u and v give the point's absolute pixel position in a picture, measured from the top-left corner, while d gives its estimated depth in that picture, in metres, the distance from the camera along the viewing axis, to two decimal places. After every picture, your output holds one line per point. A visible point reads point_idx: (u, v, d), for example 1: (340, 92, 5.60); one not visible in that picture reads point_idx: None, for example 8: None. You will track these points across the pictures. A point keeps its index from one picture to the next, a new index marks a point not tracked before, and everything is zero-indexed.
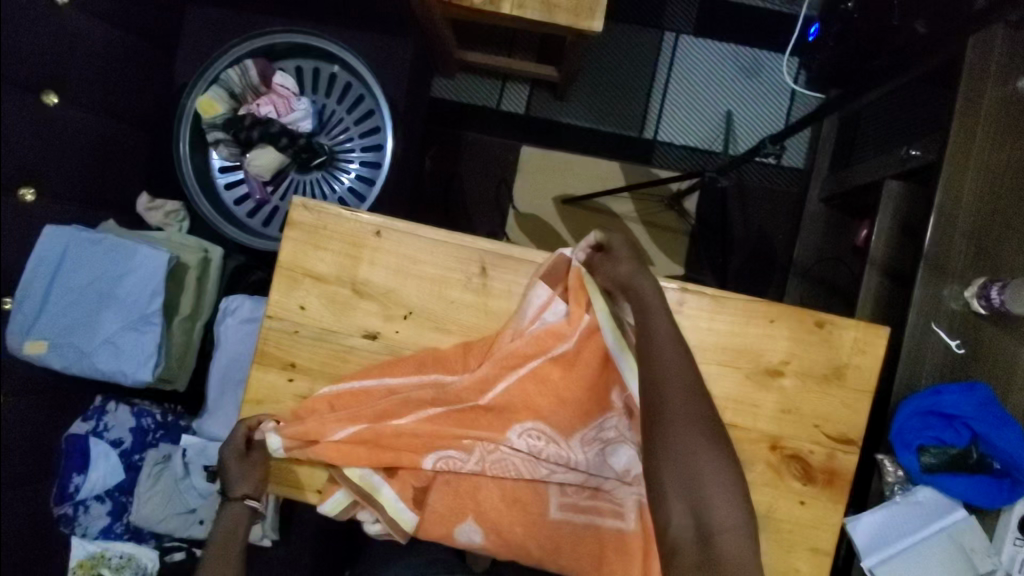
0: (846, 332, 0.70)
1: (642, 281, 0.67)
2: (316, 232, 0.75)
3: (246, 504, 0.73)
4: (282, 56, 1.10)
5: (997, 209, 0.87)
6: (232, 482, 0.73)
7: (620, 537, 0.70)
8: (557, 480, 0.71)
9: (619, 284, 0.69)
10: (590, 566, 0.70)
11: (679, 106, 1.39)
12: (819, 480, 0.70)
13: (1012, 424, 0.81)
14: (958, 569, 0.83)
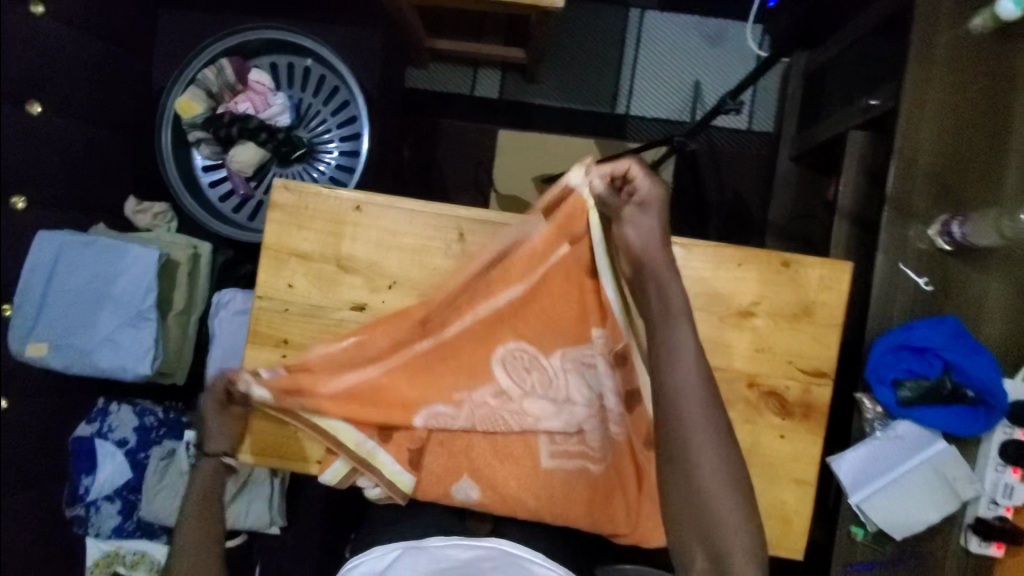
0: (813, 270, 0.73)
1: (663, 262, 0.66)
2: (298, 213, 0.78)
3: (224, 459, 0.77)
4: (256, 53, 1.12)
5: (956, 149, 0.90)
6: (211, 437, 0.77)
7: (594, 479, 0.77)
8: (544, 429, 0.76)
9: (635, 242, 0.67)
10: (579, 509, 0.77)
11: (648, 79, 1.43)
12: (797, 414, 0.73)
13: (980, 352, 0.85)
14: (940, 496, 0.87)
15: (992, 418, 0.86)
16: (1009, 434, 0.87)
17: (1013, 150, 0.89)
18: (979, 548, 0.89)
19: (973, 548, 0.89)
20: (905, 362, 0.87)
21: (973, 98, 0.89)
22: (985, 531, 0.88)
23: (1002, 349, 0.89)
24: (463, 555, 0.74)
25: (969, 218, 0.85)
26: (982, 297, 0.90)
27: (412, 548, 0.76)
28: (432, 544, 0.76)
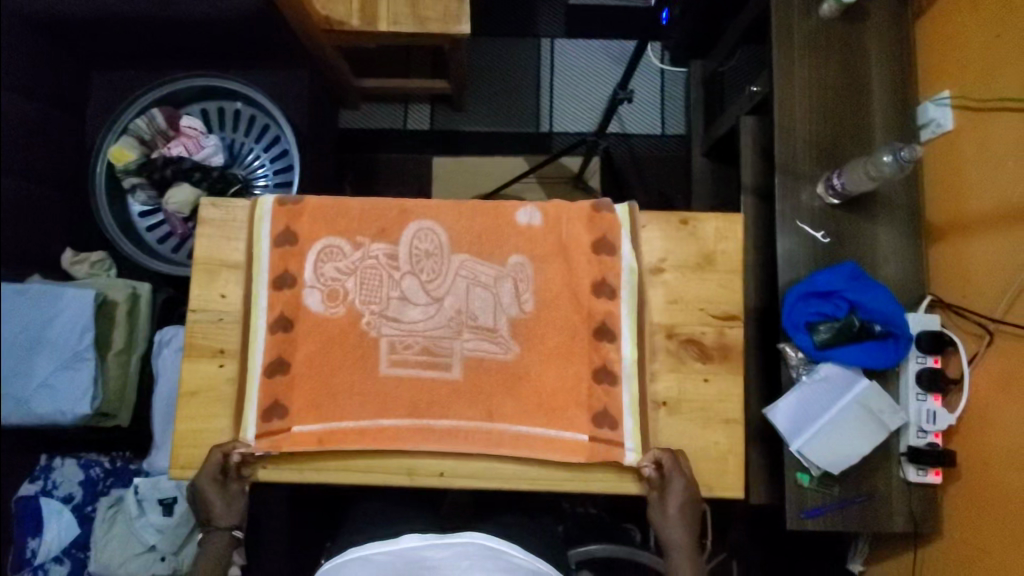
0: (708, 224, 0.83)
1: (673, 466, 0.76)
2: (225, 225, 0.84)
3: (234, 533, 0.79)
4: (187, 102, 1.19)
5: (829, 116, 1.01)
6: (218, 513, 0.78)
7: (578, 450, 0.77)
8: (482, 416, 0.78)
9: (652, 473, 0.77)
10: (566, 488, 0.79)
11: (567, 98, 1.48)
12: (715, 356, 0.81)
13: (877, 289, 0.94)
14: (870, 429, 0.92)
15: (900, 349, 0.93)
16: (921, 362, 0.95)
17: (876, 113, 1.01)
18: (917, 476, 0.94)
19: (912, 478, 0.95)
20: (814, 306, 0.94)
21: (833, 72, 1.01)
22: (918, 457, 0.93)
23: (901, 286, 0.99)
24: (438, 554, 0.69)
25: (843, 170, 0.95)
26: (873, 243, 0.99)
27: (384, 553, 0.70)
28: (409, 544, 0.71)
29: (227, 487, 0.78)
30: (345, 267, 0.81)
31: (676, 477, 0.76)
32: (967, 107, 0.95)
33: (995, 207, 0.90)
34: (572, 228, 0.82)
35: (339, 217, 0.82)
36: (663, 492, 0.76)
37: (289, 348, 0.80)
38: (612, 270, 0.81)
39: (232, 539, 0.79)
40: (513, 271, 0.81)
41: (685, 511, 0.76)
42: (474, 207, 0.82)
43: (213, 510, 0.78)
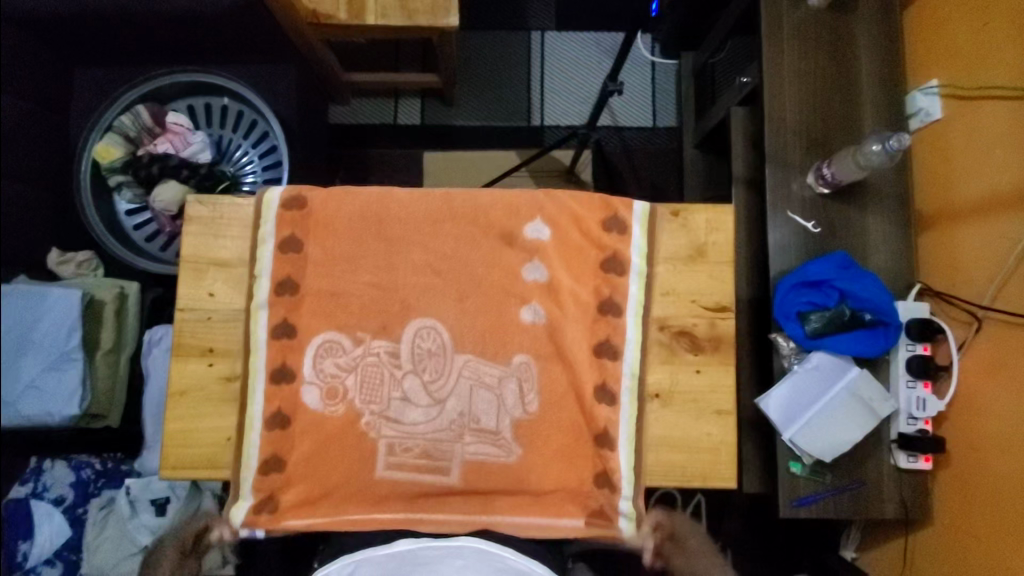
0: (699, 216, 0.83)
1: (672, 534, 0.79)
2: (214, 223, 0.83)
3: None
4: (172, 99, 1.17)
5: (820, 107, 1.01)
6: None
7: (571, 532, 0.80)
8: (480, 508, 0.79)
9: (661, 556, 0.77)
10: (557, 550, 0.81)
11: (558, 91, 1.47)
12: (707, 347, 0.81)
13: (867, 277, 0.94)
14: (861, 417, 0.92)
15: (891, 337, 0.93)
16: (911, 349, 0.96)
17: (865, 103, 1.01)
18: (908, 463, 0.95)
19: (903, 465, 0.95)
20: (805, 296, 0.94)
21: (822, 62, 1.01)
22: (909, 445, 0.94)
23: (890, 275, 1.00)
24: (432, 553, 0.70)
25: (833, 160, 0.96)
26: (863, 233, 1.00)
27: (380, 556, 0.70)
28: (403, 547, 0.71)
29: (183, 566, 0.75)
30: (345, 363, 0.80)
31: (680, 521, 0.78)
32: (956, 96, 0.96)
33: (984, 196, 0.90)
34: (581, 322, 0.81)
35: (339, 312, 0.80)
36: (680, 544, 0.76)
37: (285, 443, 0.79)
38: (614, 374, 0.80)
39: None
40: (518, 370, 0.79)
41: (705, 544, 0.76)
42: (479, 303, 0.80)
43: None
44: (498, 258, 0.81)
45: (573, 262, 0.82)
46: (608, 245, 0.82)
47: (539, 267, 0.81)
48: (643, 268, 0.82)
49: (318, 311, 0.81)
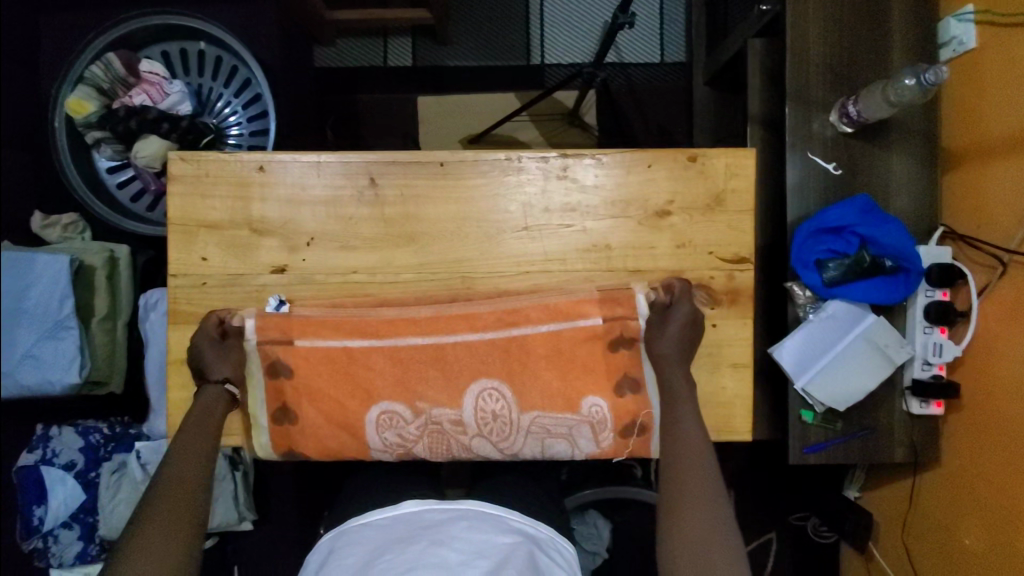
0: (717, 161, 0.78)
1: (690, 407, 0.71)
2: (199, 181, 0.78)
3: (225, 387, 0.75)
4: (143, 45, 1.08)
5: (845, 38, 0.93)
6: (210, 364, 0.75)
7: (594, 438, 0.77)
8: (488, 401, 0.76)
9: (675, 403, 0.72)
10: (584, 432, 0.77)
11: (559, 25, 1.36)
12: (724, 301, 0.78)
13: (888, 222, 0.90)
14: (877, 365, 0.91)
15: (912, 284, 0.90)
16: (930, 295, 0.93)
17: (894, 29, 0.94)
18: (920, 409, 0.94)
19: (915, 410, 0.95)
20: (824, 243, 0.91)
21: None
22: (922, 391, 0.93)
23: (912, 218, 0.96)
24: (437, 516, 0.67)
25: (860, 96, 0.89)
26: (886, 175, 0.95)
27: (388, 517, 0.69)
28: (408, 509, 0.69)
29: (224, 345, 0.76)
30: (351, 303, 0.77)
31: (682, 301, 0.75)
32: (991, 23, 0.88)
33: (1017, 132, 0.85)
34: (591, 366, 0.76)
35: (323, 324, 0.76)
36: (662, 315, 0.75)
37: (293, 404, 0.77)
38: (641, 408, 0.76)
39: (226, 393, 0.75)
40: (590, 417, 0.76)
41: (685, 330, 0.74)
42: (484, 259, 0.78)
43: (206, 364, 0.74)
44: (501, 213, 0.78)
45: (583, 215, 0.78)
46: (619, 196, 0.78)
47: (547, 217, 0.78)
48: (656, 219, 0.78)
49: (309, 329, 0.76)
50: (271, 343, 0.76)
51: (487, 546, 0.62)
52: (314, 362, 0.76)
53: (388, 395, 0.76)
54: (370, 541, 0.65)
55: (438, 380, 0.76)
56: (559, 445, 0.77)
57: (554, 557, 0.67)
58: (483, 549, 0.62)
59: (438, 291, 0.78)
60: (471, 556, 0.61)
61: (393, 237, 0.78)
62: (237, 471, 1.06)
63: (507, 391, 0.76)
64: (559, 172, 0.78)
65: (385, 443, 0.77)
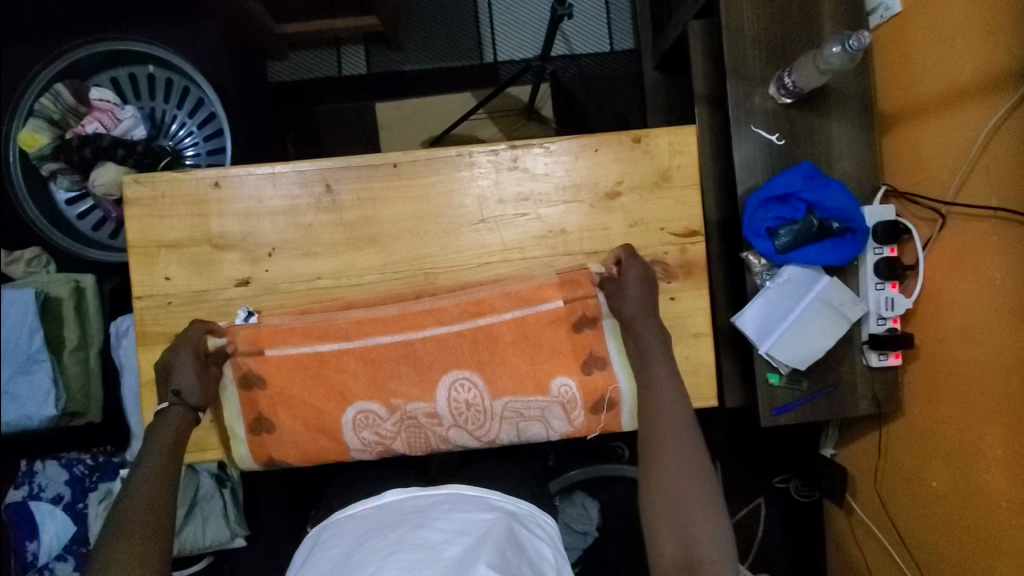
0: (661, 140, 0.81)
1: (660, 368, 0.73)
2: (155, 202, 0.79)
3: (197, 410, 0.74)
4: (92, 72, 1.07)
5: (777, 13, 0.96)
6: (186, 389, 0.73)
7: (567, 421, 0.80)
8: (462, 393, 0.78)
9: (638, 374, 0.75)
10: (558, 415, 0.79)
11: (508, 22, 1.38)
12: (680, 274, 0.81)
13: (832, 186, 0.93)
14: (834, 324, 0.95)
15: (859, 243, 0.94)
16: (878, 252, 0.97)
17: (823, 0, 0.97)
18: (879, 361, 0.98)
19: (874, 363, 0.99)
20: (774, 212, 0.94)
21: None
22: (879, 344, 0.97)
23: (856, 180, 1.00)
24: (418, 502, 0.69)
25: (794, 67, 0.93)
26: (827, 141, 0.99)
27: (371, 508, 0.70)
28: (392, 499, 0.71)
29: (206, 369, 0.76)
30: (319, 307, 0.79)
31: (632, 264, 0.76)
32: None
33: (945, 90, 0.89)
34: (558, 348, 0.79)
35: (292, 332, 0.77)
36: (619, 283, 0.76)
37: (270, 413, 0.79)
38: (608, 383, 0.79)
39: (192, 417, 0.74)
40: (561, 397, 0.79)
41: (644, 289, 0.76)
42: (445, 254, 0.80)
43: (184, 384, 0.73)
44: (457, 208, 0.80)
45: (537, 203, 0.80)
46: (570, 182, 0.81)
47: (503, 209, 0.80)
48: (607, 201, 0.81)
49: (278, 339, 0.77)
50: (245, 352, 0.77)
51: (468, 524, 0.64)
52: (287, 369, 0.78)
53: (362, 396, 0.78)
54: (353, 532, 0.66)
55: (411, 375, 0.78)
56: (533, 427, 0.80)
57: (535, 532, 0.69)
58: (463, 527, 0.63)
59: (403, 289, 0.80)
60: (453, 534, 0.62)
61: (355, 240, 0.80)
62: (225, 489, 1.06)
63: (479, 378, 0.78)
64: (510, 163, 0.80)
65: (363, 442, 0.79)
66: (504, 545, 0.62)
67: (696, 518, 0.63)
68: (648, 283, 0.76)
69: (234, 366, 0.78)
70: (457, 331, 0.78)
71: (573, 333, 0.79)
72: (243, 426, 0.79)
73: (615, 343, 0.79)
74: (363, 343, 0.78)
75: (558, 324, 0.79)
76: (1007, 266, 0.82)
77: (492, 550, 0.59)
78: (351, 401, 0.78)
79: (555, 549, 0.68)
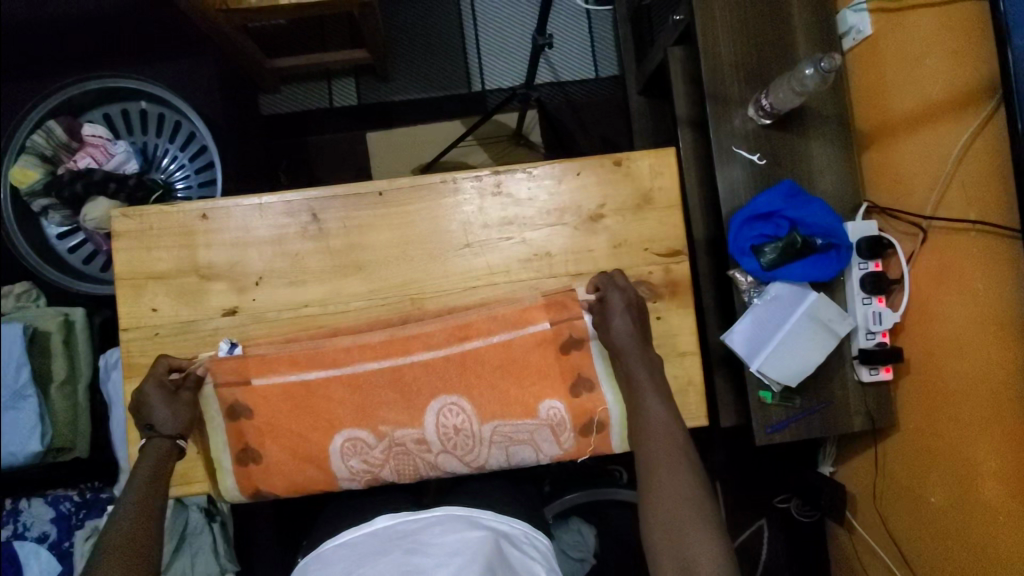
0: (642, 162, 0.83)
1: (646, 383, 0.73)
2: (143, 234, 0.80)
3: (175, 442, 0.75)
4: (87, 109, 1.09)
5: (752, 37, 0.99)
6: (159, 419, 0.74)
7: (557, 446, 0.79)
8: (450, 419, 0.78)
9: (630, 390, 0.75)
10: (548, 438, 0.79)
11: (494, 52, 1.42)
12: (665, 293, 0.82)
13: (813, 204, 0.95)
14: (823, 339, 0.95)
15: (843, 259, 0.95)
16: (863, 268, 0.97)
17: (796, 26, 1.00)
18: (870, 376, 0.98)
19: (866, 378, 0.99)
20: (757, 230, 0.96)
21: None
22: (869, 359, 0.97)
23: (838, 197, 1.01)
24: (409, 526, 0.68)
25: (770, 90, 0.95)
26: (807, 159, 1.00)
27: (361, 534, 0.69)
28: (381, 524, 0.69)
29: (177, 395, 0.76)
30: (306, 336, 0.79)
31: (614, 293, 0.77)
32: (884, 9, 0.95)
33: (917, 108, 0.92)
34: (546, 368, 0.79)
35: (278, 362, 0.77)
36: (603, 309, 0.77)
37: (256, 443, 0.78)
38: (597, 405, 0.79)
39: (175, 448, 0.75)
40: (550, 420, 0.79)
41: (630, 318, 0.76)
42: (431, 279, 0.81)
43: (157, 416, 0.74)
44: (441, 234, 0.81)
45: (521, 226, 0.81)
46: (553, 205, 0.82)
47: (487, 234, 0.81)
48: (591, 224, 0.82)
49: (265, 367, 0.78)
50: (233, 381, 0.78)
51: (460, 544, 0.63)
52: (274, 398, 0.78)
53: (349, 424, 0.78)
54: (344, 559, 0.65)
55: (398, 401, 0.78)
56: (523, 451, 0.79)
57: (527, 551, 0.68)
58: (456, 548, 0.63)
59: (389, 314, 0.80)
60: (445, 557, 0.62)
61: (342, 267, 0.80)
62: (215, 523, 1.04)
63: (467, 402, 0.78)
64: (493, 188, 0.81)
65: (351, 471, 0.78)
66: (495, 564, 0.61)
67: (692, 537, 0.63)
68: (631, 303, 0.77)
69: (221, 396, 0.78)
70: (444, 357, 0.78)
71: (561, 355, 0.79)
72: (229, 456, 0.79)
73: (603, 364, 0.79)
74: (351, 369, 0.78)
75: (546, 346, 0.79)
76: (990, 279, 0.83)
77: (482, 568, 0.58)
78: (338, 428, 0.78)
79: (549, 569, 0.67)
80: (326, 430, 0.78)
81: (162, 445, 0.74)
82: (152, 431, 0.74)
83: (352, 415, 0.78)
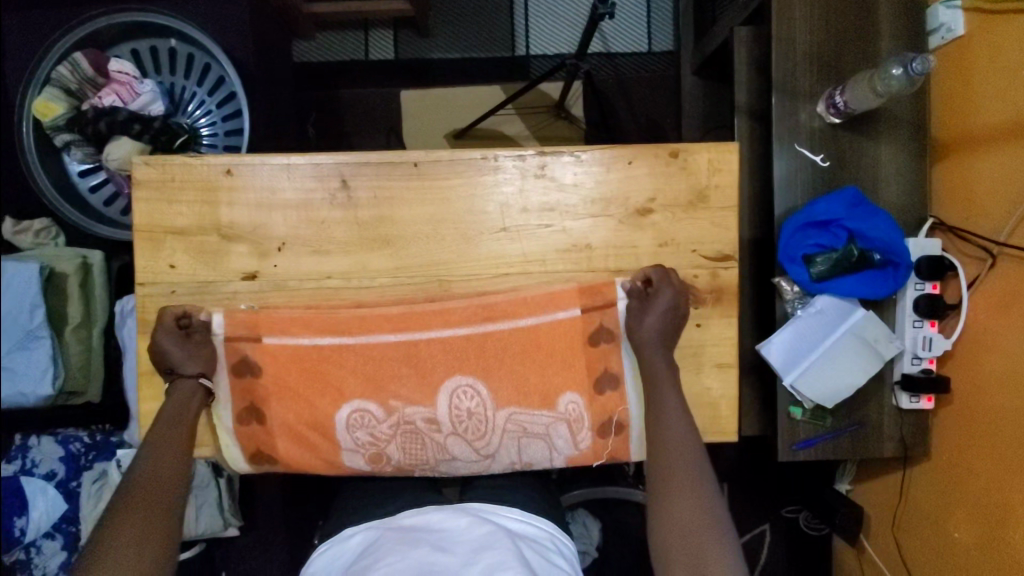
0: (700, 155, 0.76)
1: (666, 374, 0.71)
2: (164, 186, 0.76)
3: (201, 381, 0.74)
4: (115, 42, 1.05)
5: (831, 26, 0.90)
6: (179, 363, 0.73)
7: (568, 448, 0.77)
8: (466, 404, 0.75)
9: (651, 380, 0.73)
10: (564, 438, 0.76)
11: (543, 15, 1.32)
12: (709, 300, 0.77)
13: (878, 215, 0.88)
14: (866, 360, 0.89)
15: (900, 278, 0.89)
16: (919, 288, 0.91)
17: (881, 17, 0.91)
18: (909, 404, 0.93)
19: (904, 405, 0.94)
20: (812, 238, 0.89)
21: None
22: (911, 386, 0.92)
23: (901, 209, 0.94)
24: (434, 520, 0.70)
25: (847, 87, 0.87)
26: (874, 165, 0.93)
27: (387, 526, 0.71)
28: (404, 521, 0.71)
29: (188, 336, 0.74)
30: (326, 304, 0.76)
31: (665, 289, 0.73)
32: (980, 9, 0.85)
33: (1005, 121, 0.83)
34: (572, 343, 0.75)
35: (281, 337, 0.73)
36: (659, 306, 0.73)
37: (263, 407, 0.76)
38: (618, 405, 0.76)
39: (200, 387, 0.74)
40: (567, 414, 0.76)
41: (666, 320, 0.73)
42: (461, 262, 0.76)
43: (174, 359, 0.73)
44: (476, 216, 0.76)
45: (563, 214, 0.76)
46: (598, 195, 0.76)
47: (526, 221, 0.76)
48: (637, 219, 0.76)
49: (278, 327, 0.75)
50: (245, 334, 0.75)
51: (486, 539, 0.66)
52: (290, 367, 0.75)
53: (358, 394, 0.75)
54: (374, 545, 0.67)
55: (416, 386, 0.75)
56: (535, 445, 0.76)
57: (549, 553, 0.68)
58: (483, 543, 0.65)
59: (414, 293, 0.76)
60: (472, 553, 0.64)
61: (369, 240, 0.76)
62: (220, 478, 1.04)
63: (481, 385, 0.75)
64: (537, 170, 0.76)
65: (356, 442, 0.76)
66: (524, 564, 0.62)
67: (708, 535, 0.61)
68: (675, 308, 0.73)
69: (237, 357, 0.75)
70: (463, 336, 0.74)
71: (589, 346, 0.75)
72: (232, 415, 0.76)
73: (630, 361, 0.76)
74: (370, 347, 0.75)
75: (575, 348, 0.75)
76: None
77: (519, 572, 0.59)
78: (347, 395, 0.75)
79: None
80: (337, 399, 0.75)
81: (186, 387, 0.73)
82: (174, 374, 0.73)
83: (368, 393, 0.75)
